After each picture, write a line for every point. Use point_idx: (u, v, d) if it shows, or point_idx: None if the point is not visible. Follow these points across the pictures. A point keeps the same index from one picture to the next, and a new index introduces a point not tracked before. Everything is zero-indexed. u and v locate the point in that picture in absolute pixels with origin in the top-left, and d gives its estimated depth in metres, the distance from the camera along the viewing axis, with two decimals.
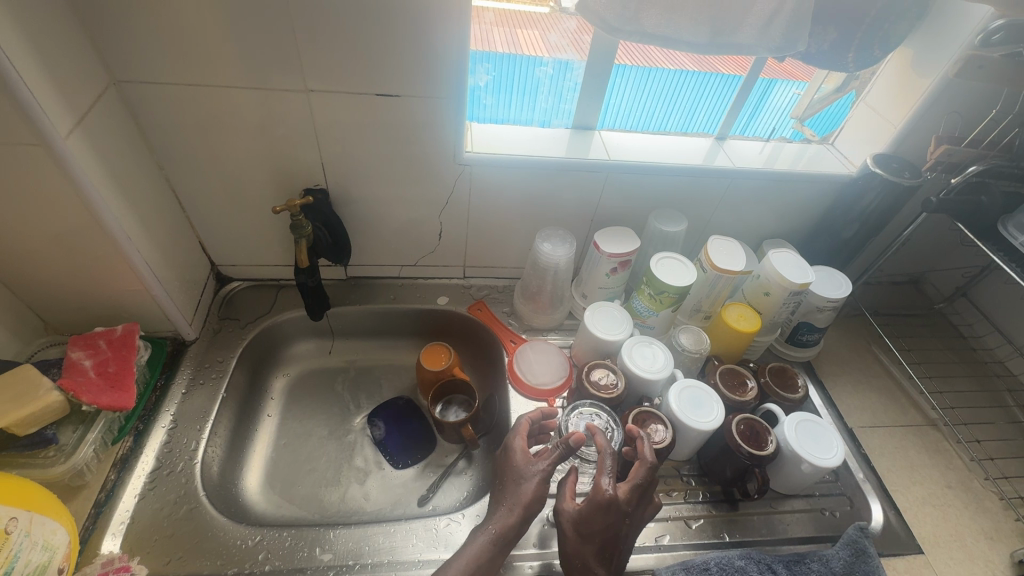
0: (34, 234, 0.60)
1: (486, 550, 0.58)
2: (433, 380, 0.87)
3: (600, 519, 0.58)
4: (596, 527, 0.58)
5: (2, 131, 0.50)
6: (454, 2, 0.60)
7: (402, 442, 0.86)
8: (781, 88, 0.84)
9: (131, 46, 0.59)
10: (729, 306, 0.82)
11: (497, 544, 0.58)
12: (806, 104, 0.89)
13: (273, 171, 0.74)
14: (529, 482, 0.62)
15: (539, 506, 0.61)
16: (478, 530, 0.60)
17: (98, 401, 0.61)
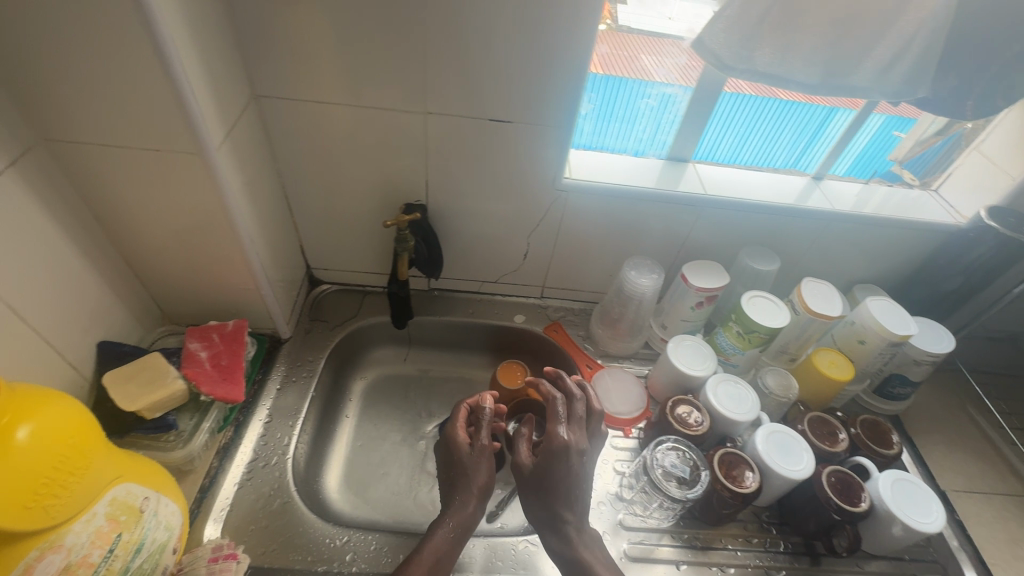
0: (171, 233, 0.65)
1: (444, 543, 0.62)
2: (507, 398, 0.88)
3: (560, 465, 0.66)
4: (550, 472, 0.66)
5: (168, 142, 0.55)
6: (579, 38, 0.62)
7: None
8: (886, 125, 0.82)
9: (275, 66, 0.63)
10: (820, 351, 0.79)
11: (456, 533, 0.63)
12: (908, 147, 0.87)
13: (380, 185, 0.78)
14: (478, 465, 0.67)
15: (493, 483, 0.67)
16: (435, 526, 0.63)
17: (214, 392, 0.65)
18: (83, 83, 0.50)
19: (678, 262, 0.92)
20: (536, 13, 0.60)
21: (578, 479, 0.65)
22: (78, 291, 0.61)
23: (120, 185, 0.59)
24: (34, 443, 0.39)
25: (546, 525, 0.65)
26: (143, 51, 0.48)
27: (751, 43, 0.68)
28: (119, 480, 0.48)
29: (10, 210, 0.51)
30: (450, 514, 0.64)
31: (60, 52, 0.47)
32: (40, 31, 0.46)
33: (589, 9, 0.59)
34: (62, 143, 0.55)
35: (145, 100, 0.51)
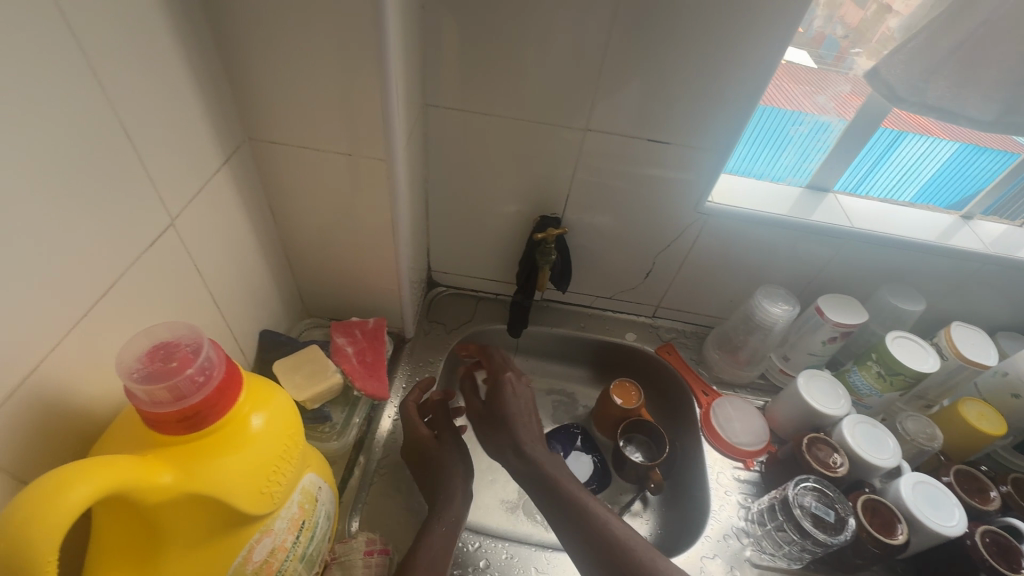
0: (337, 230, 0.69)
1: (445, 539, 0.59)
2: (618, 417, 0.86)
3: (523, 399, 0.73)
4: (501, 406, 0.72)
5: (363, 146, 0.58)
6: (751, 64, 0.63)
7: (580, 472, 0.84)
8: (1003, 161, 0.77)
9: (452, 78, 0.67)
10: (967, 401, 0.75)
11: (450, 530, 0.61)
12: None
13: (519, 194, 0.80)
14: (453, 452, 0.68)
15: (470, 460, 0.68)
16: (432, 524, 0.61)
17: (366, 388, 0.68)
18: (303, 87, 0.53)
19: (805, 293, 0.89)
20: (715, 35, 0.61)
21: (525, 404, 0.73)
22: (254, 280, 0.65)
23: (305, 183, 0.63)
24: (267, 431, 0.42)
25: (506, 451, 0.69)
26: (368, 59, 0.50)
27: (932, 76, 0.64)
28: (309, 467, 0.50)
29: (223, 202, 0.55)
30: (439, 516, 0.61)
31: (294, 59, 0.51)
32: (282, 39, 0.50)
33: (770, 34, 0.60)
34: (266, 143, 0.59)
35: (354, 105, 0.54)
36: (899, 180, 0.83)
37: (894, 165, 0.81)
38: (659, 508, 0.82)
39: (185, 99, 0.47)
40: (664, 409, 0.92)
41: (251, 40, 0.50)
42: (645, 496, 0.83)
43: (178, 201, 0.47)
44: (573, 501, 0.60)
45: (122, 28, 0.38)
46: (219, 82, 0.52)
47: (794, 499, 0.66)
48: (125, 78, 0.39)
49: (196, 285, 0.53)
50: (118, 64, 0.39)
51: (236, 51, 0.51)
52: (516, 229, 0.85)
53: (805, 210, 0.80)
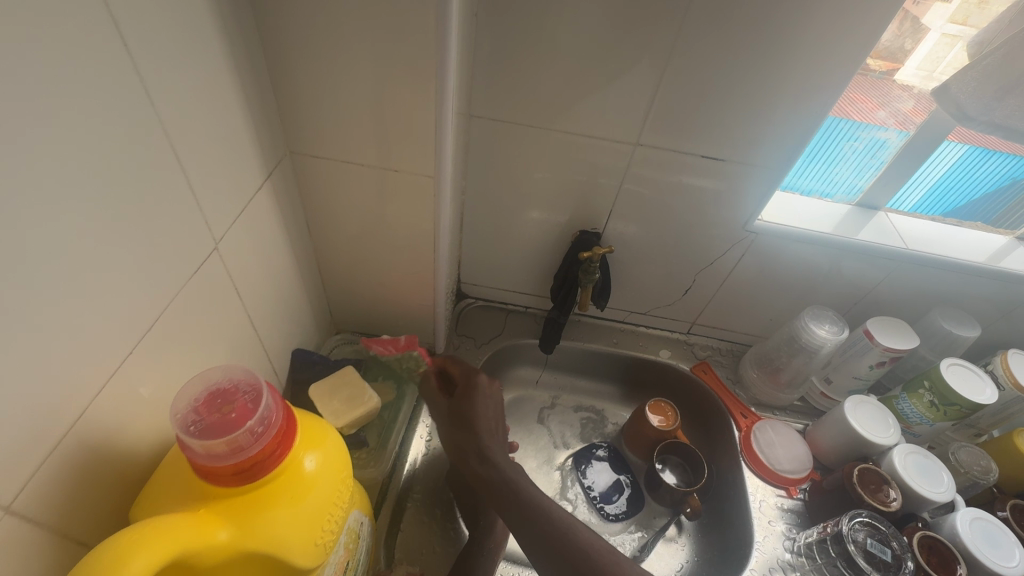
0: (374, 246, 0.66)
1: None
2: (654, 440, 0.82)
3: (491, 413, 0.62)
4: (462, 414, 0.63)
5: (411, 162, 0.55)
6: (815, 81, 0.60)
7: (613, 495, 0.82)
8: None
9: (497, 90, 0.64)
10: (1023, 433, 0.72)
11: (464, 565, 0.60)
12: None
13: (559, 208, 0.77)
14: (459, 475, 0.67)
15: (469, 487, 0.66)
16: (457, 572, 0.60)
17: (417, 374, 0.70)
18: (350, 101, 0.50)
19: (849, 314, 0.86)
20: (781, 51, 0.57)
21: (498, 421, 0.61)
22: (289, 299, 0.62)
23: (344, 198, 0.60)
24: (322, 476, 0.39)
25: (467, 453, 0.59)
26: (422, 74, 0.47)
27: (1006, 95, 0.61)
28: (355, 504, 0.48)
29: (263, 221, 0.52)
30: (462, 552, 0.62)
31: (344, 71, 0.48)
32: (332, 52, 0.47)
33: (839, 50, 0.57)
34: (306, 157, 0.56)
35: (404, 121, 0.51)
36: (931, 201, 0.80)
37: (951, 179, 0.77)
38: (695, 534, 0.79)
39: (232, 117, 0.44)
40: (699, 429, 0.90)
41: (299, 51, 0.47)
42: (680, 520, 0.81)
43: (221, 225, 0.45)
44: (529, 506, 0.51)
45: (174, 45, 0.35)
46: (263, 96, 0.49)
47: (847, 533, 0.64)
48: (175, 99, 0.37)
49: (236, 309, 0.50)
50: (169, 83, 0.36)
51: (283, 63, 0.48)
52: (553, 243, 0.82)
53: (855, 229, 0.77)
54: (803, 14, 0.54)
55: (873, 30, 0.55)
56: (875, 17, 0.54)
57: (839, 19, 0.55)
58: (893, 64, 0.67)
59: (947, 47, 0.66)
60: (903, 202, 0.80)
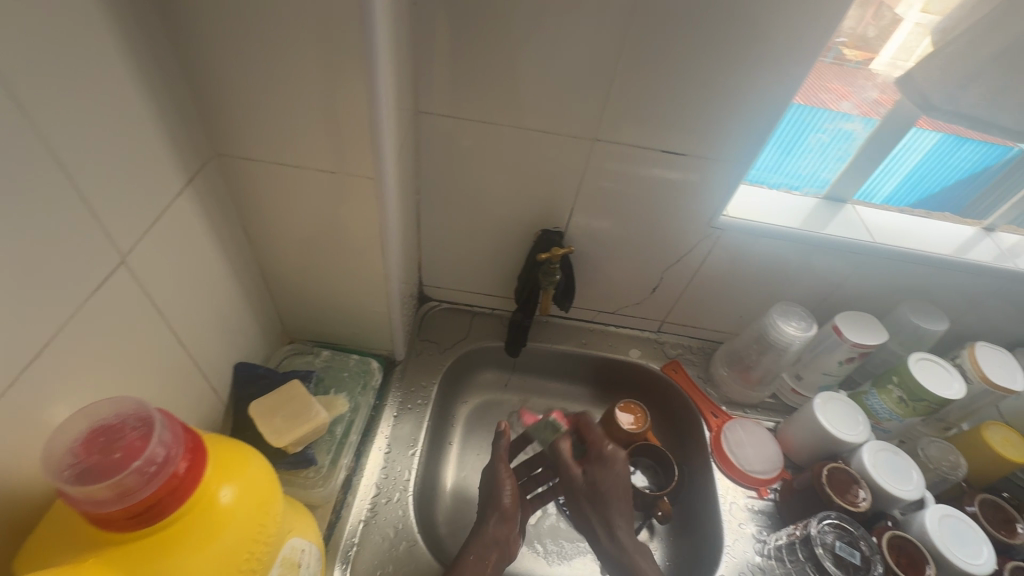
0: (319, 251, 0.62)
1: None
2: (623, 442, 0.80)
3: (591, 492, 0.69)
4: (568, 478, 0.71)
5: (350, 163, 0.52)
6: (775, 72, 0.58)
7: None
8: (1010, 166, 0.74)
9: (445, 84, 0.61)
10: (990, 426, 0.72)
11: None
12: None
13: (519, 206, 0.74)
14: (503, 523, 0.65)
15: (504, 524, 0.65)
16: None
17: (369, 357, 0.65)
18: (276, 98, 0.47)
19: (819, 308, 0.84)
20: (737, 40, 0.55)
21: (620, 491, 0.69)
22: (228, 311, 0.58)
23: (282, 201, 0.56)
24: (240, 509, 0.35)
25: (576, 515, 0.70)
26: (352, 67, 0.44)
27: (971, 83, 0.59)
28: (292, 531, 0.44)
29: (186, 229, 0.48)
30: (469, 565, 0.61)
31: (267, 65, 0.45)
32: (251, 44, 0.43)
33: (796, 38, 0.55)
34: (235, 159, 0.52)
35: (338, 118, 0.48)
36: (907, 188, 0.79)
37: (925, 168, 0.76)
38: (666, 539, 0.77)
39: (137, 116, 0.40)
40: (670, 430, 0.88)
41: (215, 44, 0.43)
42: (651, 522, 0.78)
43: (128, 236, 0.41)
44: None
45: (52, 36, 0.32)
46: (177, 93, 0.45)
47: (815, 537, 0.63)
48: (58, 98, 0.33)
49: (158, 324, 0.46)
50: (47, 79, 0.32)
51: (198, 57, 0.44)
52: (516, 242, 0.80)
53: (823, 223, 0.75)
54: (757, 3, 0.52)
55: (830, 16, 0.53)
56: (831, 6, 0.52)
57: (796, 9, 0.52)
58: (867, 53, 0.65)
59: (920, 37, 0.63)
60: (878, 192, 0.79)
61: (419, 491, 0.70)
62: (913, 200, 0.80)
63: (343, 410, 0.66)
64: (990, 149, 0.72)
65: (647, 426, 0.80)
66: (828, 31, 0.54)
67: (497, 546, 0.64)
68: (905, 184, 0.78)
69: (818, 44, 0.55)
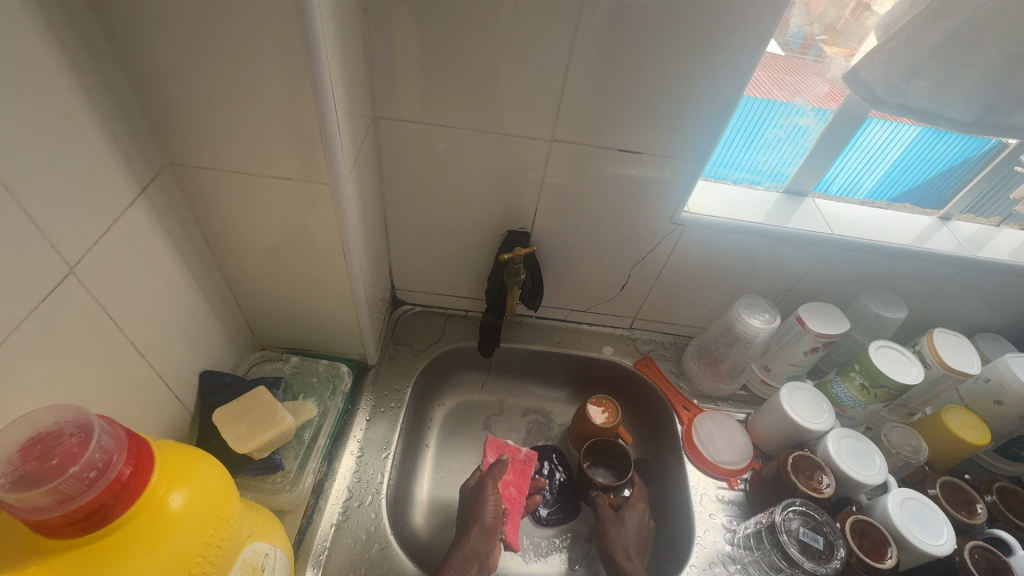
0: (281, 257, 0.63)
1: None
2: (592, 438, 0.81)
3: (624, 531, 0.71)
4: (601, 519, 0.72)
5: (305, 169, 0.53)
6: (721, 70, 0.59)
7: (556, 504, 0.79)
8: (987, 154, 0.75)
9: (402, 90, 0.63)
10: (950, 410, 0.73)
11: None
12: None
13: (484, 208, 0.75)
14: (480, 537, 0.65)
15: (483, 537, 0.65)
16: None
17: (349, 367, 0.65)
18: (228, 107, 0.48)
19: (785, 301, 0.86)
20: (680, 40, 0.57)
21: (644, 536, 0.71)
22: (192, 319, 0.59)
23: (240, 209, 0.57)
24: (189, 512, 0.36)
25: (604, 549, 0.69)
26: (296, 75, 0.45)
27: (914, 76, 0.61)
28: (254, 535, 0.45)
29: (139, 239, 0.49)
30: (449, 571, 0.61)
31: (213, 74, 0.46)
32: (195, 54, 0.44)
33: (736, 37, 0.56)
34: (189, 168, 0.53)
35: (286, 125, 0.49)
36: (887, 179, 0.79)
37: (904, 159, 0.76)
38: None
39: (79, 128, 0.41)
40: (645, 425, 0.89)
41: (158, 55, 0.44)
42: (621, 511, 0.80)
43: (74, 246, 0.41)
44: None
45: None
46: (123, 104, 0.46)
47: (779, 524, 0.64)
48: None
49: (112, 334, 0.47)
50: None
51: (142, 68, 0.45)
52: (483, 244, 0.81)
53: (784, 216, 0.77)
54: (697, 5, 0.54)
55: (766, 15, 0.55)
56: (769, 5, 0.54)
57: (735, 10, 0.54)
58: (847, 48, 0.66)
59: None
60: (861, 185, 0.80)
61: (393, 493, 0.70)
62: (896, 192, 0.81)
63: (311, 415, 0.66)
64: (971, 141, 0.73)
65: (618, 420, 0.80)
66: (766, 30, 0.56)
67: (479, 559, 0.63)
68: (886, 173, 0.78)
69: (758, 42, 0.57)
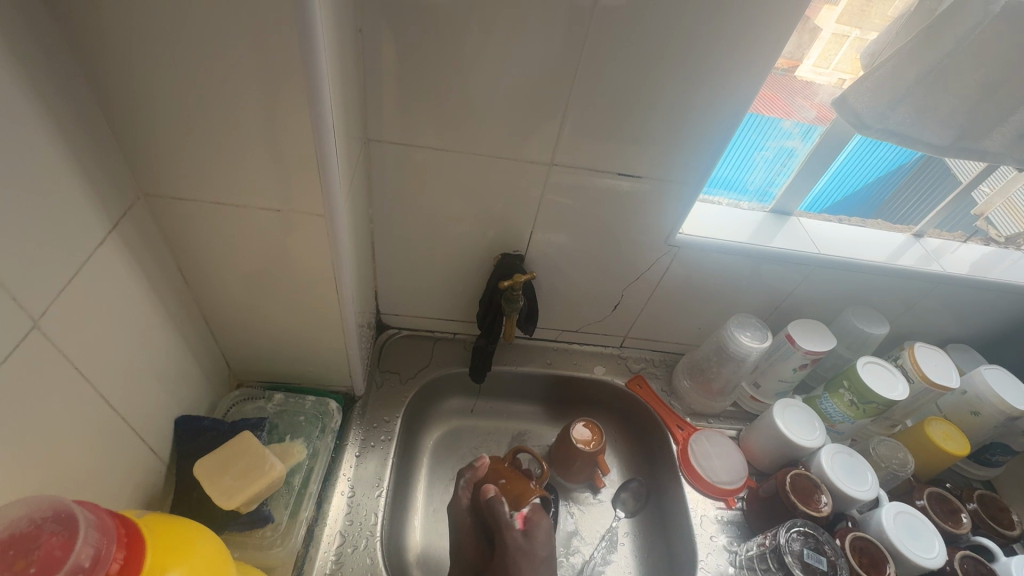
0: (264, 289, 0.58)
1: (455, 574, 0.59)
2: (575, 463, 0.79)
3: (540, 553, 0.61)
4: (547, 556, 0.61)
5: (299, 199, 0.49)
6: (720, 93, 0.60)
7: None
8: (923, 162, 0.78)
9: (397, 112, 0.60)
10: (932, 421, 0.76)
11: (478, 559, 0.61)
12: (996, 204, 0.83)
13: (477, 230, 0.73)
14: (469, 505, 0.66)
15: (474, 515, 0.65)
16: None
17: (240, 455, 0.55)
18: (214, 135, 0.44)
19: (773, 316, 0.87)
20: (680, 65, 0.57)
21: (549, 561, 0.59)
22: (166, 359, 0.54)
23: (222, 240, 0.52)
24: None
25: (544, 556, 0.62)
26: (295, 102, 0.42)
27: (899, 103, 0.62)
28: None
29: (110, 280, 0.44)
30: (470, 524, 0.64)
31: (199, 102, 0.42)
32: (181, 81, 0.40)
33: (736, 62, 0.57)
34: (165, 199, 0.48)
35: (280, 154, 0.45)
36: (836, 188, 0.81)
37: (857, 173, 0.79)
38: (639, 528, 0.80)
39: (51, 164, 0.36)
40: (638, 445, 0.88)
41: (138, 83, 0.40)
42: (615, 537, 0.79)
43: (39, 295, 0.36)
44: None
45: None
46: (95, 134, 0.41)
47: (781, 546, 0.64)
48: None
49: (81, 389, 0.42)
50: None
51: (118, 97, 0.40)
52: (475, 267, 0.78)
53: (772, 236, 0.78)
54: (699, 30, 0.54)
55: (763, 43, 0.56)
56: (769, 32, 0.55)
57: (736, 35, 0.55)
58: (793, 62, 0.66)
59: (836, 47, 0.66)
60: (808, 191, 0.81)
61: (388, 535, 0.66)
62: (840, 197, 0.82)
63: (300, 457, 0.62)
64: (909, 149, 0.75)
65: (603, 446, 0.78)
66: (762, 57, 0.57)
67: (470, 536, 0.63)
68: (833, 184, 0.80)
69: (754, 70, 0.58)
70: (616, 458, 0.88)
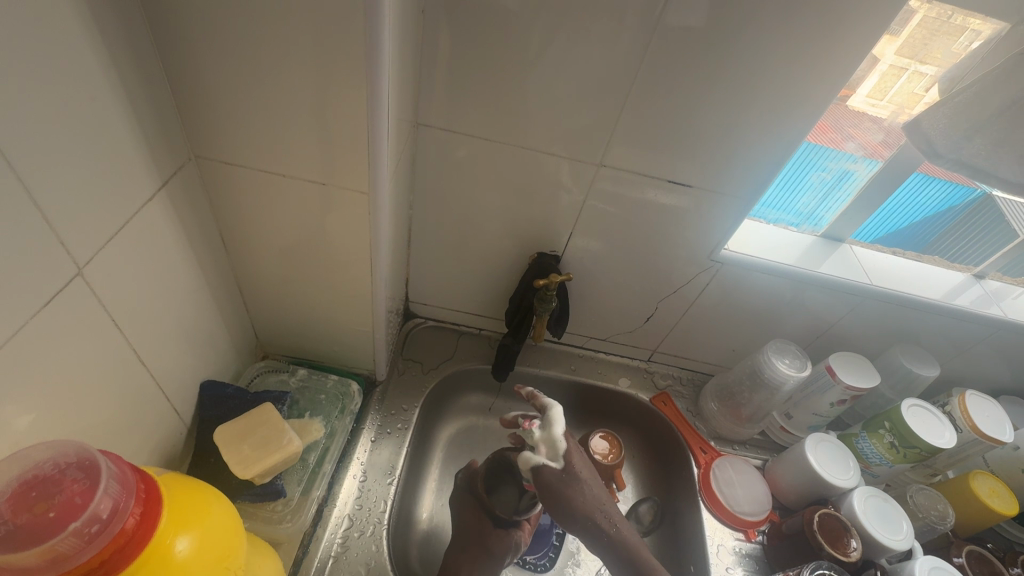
0: (299, 263, 0.58)
1: None
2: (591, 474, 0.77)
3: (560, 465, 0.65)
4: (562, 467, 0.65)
5: (344, 176, 0.48)
6: (785, 107, 0.57)
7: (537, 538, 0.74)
8: (968, 203, 0.75)
9: (448, 98, 0.59)
10: (978, 475, 0.71)
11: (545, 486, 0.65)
12: None
13: (514, 226, 0.72)
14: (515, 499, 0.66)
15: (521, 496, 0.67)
16: None
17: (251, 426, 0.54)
18: (267, 103, 0.44)
19: (813, 346, 0.83)
20: (745, 73, 0.54)
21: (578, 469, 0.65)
22: (198, 324, 0.54)
23: (263, 210, 0.52)
24: (196, 562, 0.33)
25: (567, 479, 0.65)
26: (351, 77, 0.41)
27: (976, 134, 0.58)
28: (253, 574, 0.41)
29: (153, 238, 0.44)
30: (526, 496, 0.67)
31: (260, 68, 0.41)
32: (241, 48, 0.40)
33: (806, 77, 0.54)
34: (215, 162, 0.48)
35: (328, 129, 0.45)
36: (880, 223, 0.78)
37: (906, 210, 0.76)
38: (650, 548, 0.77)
39: (109, 118, 0.36)
40: (657, 463, 0.85)
41: (201, 44, 0.40)
42: None
43: (86, 245, 0.37)
44: None
45: (18, 29, 0.28)
46: (154, 92, 0.41)
47: None
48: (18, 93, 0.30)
49: (114, 342, 0.42)
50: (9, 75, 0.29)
51: (180, 56, 0.41)
52: (509, 264, 0.77)
53: (821, 261, 0.75)
54: (770, 40, 0.52)
55: (840, 56, 0.52)
56: (845, 46, 0.52)
57: (809, 47, 0.52)
58: (846, 90, 0.64)
59: (893, 79, 0.63)
60: None
61: (395, 524, 0.65)
62: (883, 233, 0.79)
63: (317, 435, 0.62)
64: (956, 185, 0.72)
65: (621, 460, 0.77)
66: (836, 72, 0.54)
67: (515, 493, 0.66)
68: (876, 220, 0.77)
69: (824, 86, 0.55)
70: (632, 474, 0.86)
